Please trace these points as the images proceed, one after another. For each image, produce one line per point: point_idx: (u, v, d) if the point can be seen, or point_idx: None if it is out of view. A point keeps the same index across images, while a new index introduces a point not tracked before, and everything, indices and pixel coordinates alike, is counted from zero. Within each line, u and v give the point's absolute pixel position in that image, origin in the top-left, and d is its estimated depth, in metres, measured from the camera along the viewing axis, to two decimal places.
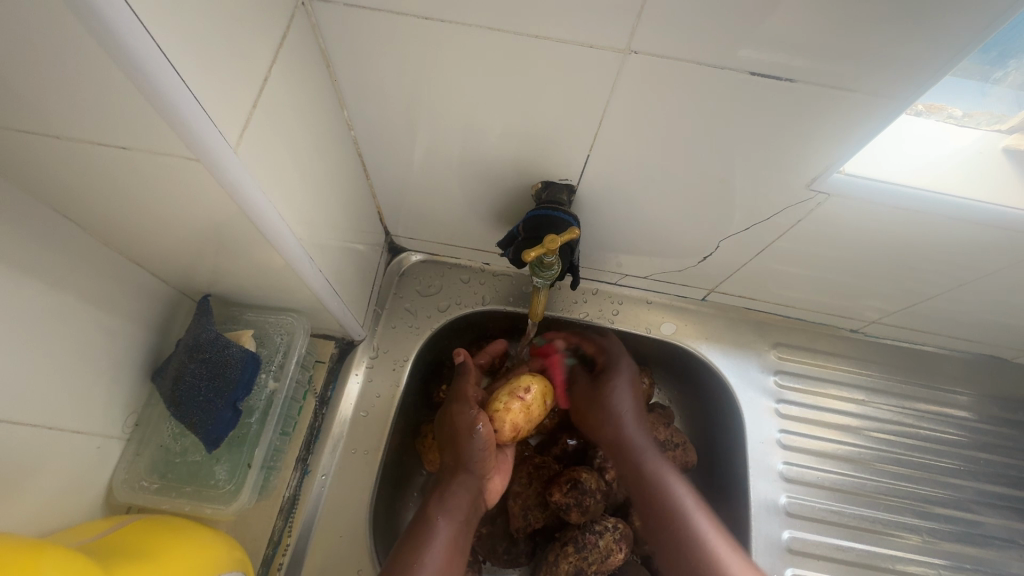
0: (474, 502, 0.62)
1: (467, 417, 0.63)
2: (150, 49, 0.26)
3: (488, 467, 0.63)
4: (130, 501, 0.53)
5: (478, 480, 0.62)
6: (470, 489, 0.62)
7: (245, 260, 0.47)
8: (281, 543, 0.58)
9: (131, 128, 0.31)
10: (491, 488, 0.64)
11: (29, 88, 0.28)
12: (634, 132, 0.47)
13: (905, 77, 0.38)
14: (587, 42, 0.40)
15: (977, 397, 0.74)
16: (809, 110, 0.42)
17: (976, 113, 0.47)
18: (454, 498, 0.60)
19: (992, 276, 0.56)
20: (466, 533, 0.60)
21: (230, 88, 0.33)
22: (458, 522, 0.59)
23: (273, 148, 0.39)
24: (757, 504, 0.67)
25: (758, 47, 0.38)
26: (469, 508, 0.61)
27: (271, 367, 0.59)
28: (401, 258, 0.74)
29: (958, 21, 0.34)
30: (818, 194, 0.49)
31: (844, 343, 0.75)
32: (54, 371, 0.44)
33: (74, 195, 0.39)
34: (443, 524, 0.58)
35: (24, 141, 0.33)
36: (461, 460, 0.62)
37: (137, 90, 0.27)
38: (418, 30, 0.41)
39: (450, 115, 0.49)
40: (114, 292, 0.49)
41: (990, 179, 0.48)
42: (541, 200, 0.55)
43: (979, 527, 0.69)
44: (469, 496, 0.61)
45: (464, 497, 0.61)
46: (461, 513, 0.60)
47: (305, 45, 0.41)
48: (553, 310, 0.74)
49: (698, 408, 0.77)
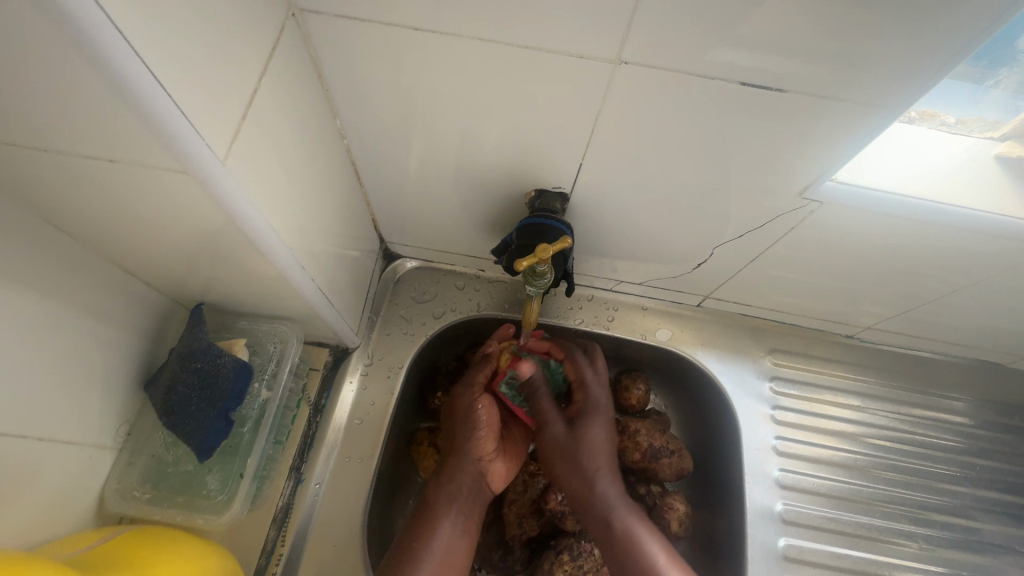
0: (475, 486, 0.64)
1: (466, 401, 0.66)
2: (135, 63, 0.26)
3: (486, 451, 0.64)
4: (121, 512, 0.52)
5: (476, 463, 0.64)
6: (467, 472, 0.64)
7: (237, 269, 0.47)
8: (275, 552, 0.58)
9: (119, 141, 0.30)
10: (495, 471, 0.66)
11: (16, 102, 0.28)
12: (626, 140, 0.47)
13: (895, 86, 0.38)
14: (577, 52, 0.40)
15: (974, 403, 0.74)
16: (799, 118, 0.42)
17: (969, 120, 0.47)
18: (453, 481, 0.63)
19: (987, 283, 0.56)
20: (470, 520, 0.63)
21: (218, 101, 0.33)
22: (457, 505, 0.63)
23: (264, 157, 0.39)
24: (753, 511, 0.67)
25: (748, 57, 0.38)
26: (470, 491, 0.64)
27: (265, 375, 0.58)
28: (396, 265, 0.74)
29: (946, 30, 0.34)
30: (810, 202, 0.50)
31: (840, 349, 0.75)
32: (45, 381, 0.44)
33: (64, 206, 0.39)
34: (444, 524, 0.61)
35: (13, 153, 0.33)
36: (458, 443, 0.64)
37: (123, 104, 0.27)
38: (409, 40, 0.41)
39: (443, 123, 0.49)
40: (106, 301, 0.48)
41: (982, 187, 0.48)
42: (535, 208, 0.55)
43: (977, 533, 0.69)
44: (468, 479, 0.64)
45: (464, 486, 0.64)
46: (461, 497, 0.63)
47: (296, 55, 0.41)
48: (548, 316, 0.73)
49: (694, 414, 0.77)
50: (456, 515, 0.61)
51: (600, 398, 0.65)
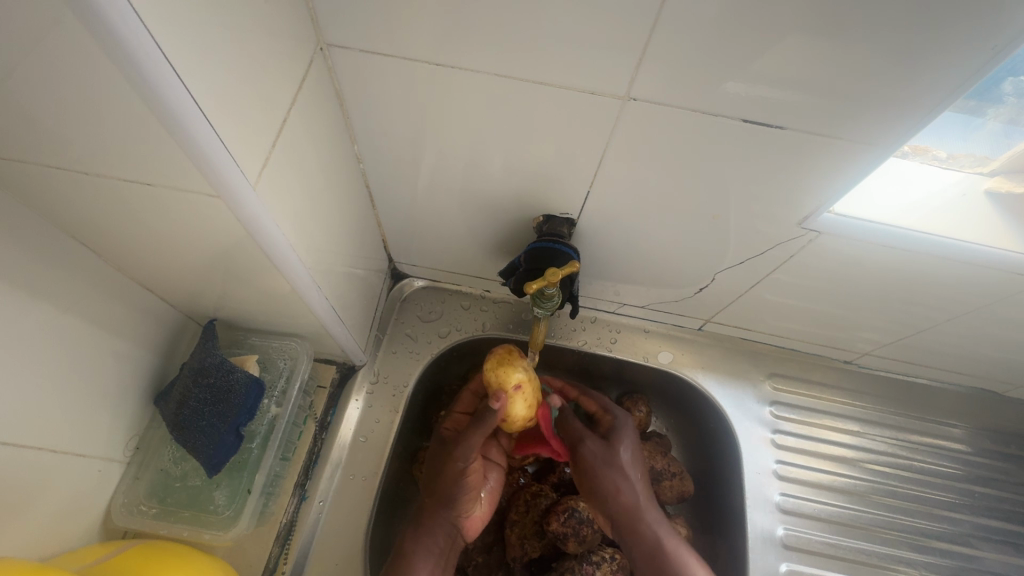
0: (450, 538, 0.62)
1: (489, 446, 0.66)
2: (186, 99, 0.29)
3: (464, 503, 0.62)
4: (127, 526, 0.53)
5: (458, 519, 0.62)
6: (448, 523, 0.62)
7: (252, 286, 0.48)
8: (277, 570, 0.58)
9: (160, 168, 0.33)
10: (470, 527, 0.63)
11: (63, 128, 0.30)
12: (632, 170, 0.49)
13: (884, 126, 0.41)
14: (588, 90, 0.42)
15: (972, 431, 0.75)
16: (800, 152, 0.44)
17: (960, 155, 0.48)
18: (430, 532, 0.61)
19: (982, 311, 0.57)
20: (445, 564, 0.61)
21: (249, 130, 0.34)
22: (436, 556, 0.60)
23: (288, 182, 0.41)
24: (754, 535, 0.67)
25: (754, 93, 0.40)
26: (446, 543, 0.62)
27: (274, 392, 0.59)
28: (403, 284, 0.75)
29: (938, 76, 0.37)
30: (809, 232, 0.51)
31: (839, 374, 0.76)
32: (62, 392, 0.45)
33: (94, 224, 0.40)
34: (421, 564, 0.59)
35: (52, 175, 0.35)
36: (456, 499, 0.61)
37: (172, 137, 0.30)
38: (428, 74, 0.43)
39: (456, 152, 0.51)
40: (124, 317, 0.50)
41: (972, 220, 0.50)
42: (542, 232, 0.57)
43: (977, 561, 0.69)
44: (444, 533, 0.62)
45: (440, 533, 0.61)
46: (438, 546, 0.61)
47: (320, 85, 0.44)
48: (553, 337, 0.75)
49: (694, 437, 0.77)
50: (433, 550, 0.60)
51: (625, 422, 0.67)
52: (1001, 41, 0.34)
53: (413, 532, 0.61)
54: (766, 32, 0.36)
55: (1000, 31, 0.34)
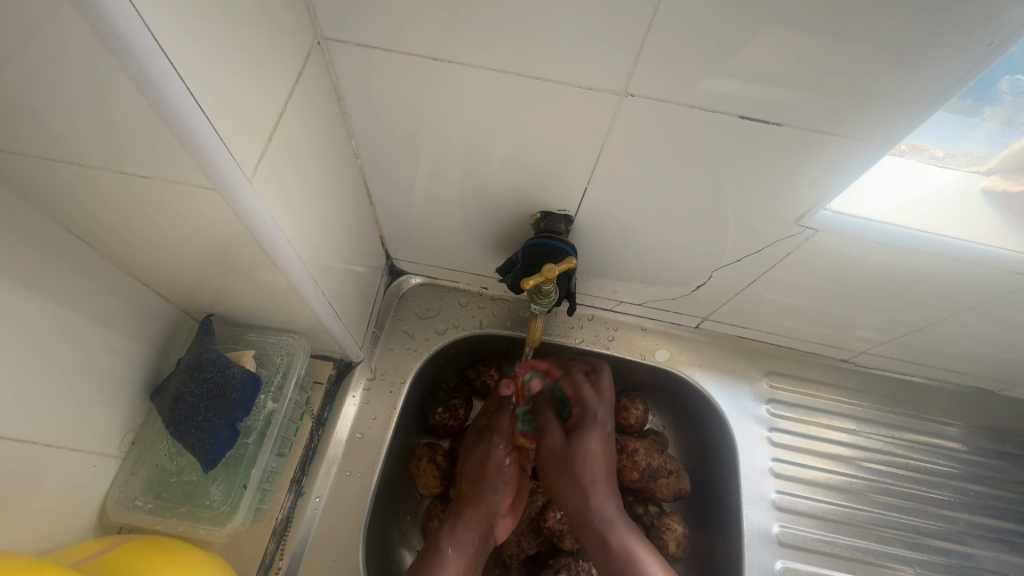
0: (482, 536, 0.62)
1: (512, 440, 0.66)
2: (182, 91, 0.28)
3: (500, 503, 0.64)
4: (122, 521, 0.53)
5: (490, 514, 0.63)
6: (481, 521, 0.62)
7: (249, 281, 0.48)
8: (273, 566, 0.58)
9: (155, 160, 0.32)
10: (500, 528, 0.65)
11: (58, 119, 0.30)
12: (629, 167, 0.49)
13: (882, 123, 0.41)
14: (587, 85, 0.42)
15: (968, 429, 0.75)
16: (797, 149, 0.44)
17: (956, 153, 0.49)
18: (464, 528, 0.61)
19: (978, 309, 0.58)
20: (476, 559, 0.61)
21: (246, 124, 0.34)
22: (467, 554, 0.60)
23: (286, 176, 0.41)
24: (750, 533, 0.67)
25: (752, 89, 0.40)
26: (479, 543, 0.62)
27: (270, 388, 0.59)
28: (401, 281, 0.75)
29: (935, 73, 0.37)
30: (806, 229, 0.51)
31: (835, 372, 0.76)
32: (57, 386, 0.45)
33: (89, 217, 0.40)
34: (451, 554, 0.59)
35: (48, 167, 0.34)
36: (483, 493, 0.63)
37: (168, 129, 0.30)
38: (426, 68, 0.43)
39: (453, 147, 0.51)
40: (119, 311, 0.50)
41: (969, 219, 0.50)
42: (540, 229, 0.57)
43: (971, 559, 0.69)
44: (479, 530, 0.62)
45: (474, 532, 0.62)
46: (470, 542, 0.61)
47: (318, 79, 0.43)
48: (550, 334, 0.75)
49: (692, 434, 0.77)
50: (463, 541, 0.60)
51: (601, 411, 0.63)
52: (998, 39, 0.34)
53: (444, 531, 0.61)
54: (765, 28, 0.36)
55: (996, 29, 0.34)
